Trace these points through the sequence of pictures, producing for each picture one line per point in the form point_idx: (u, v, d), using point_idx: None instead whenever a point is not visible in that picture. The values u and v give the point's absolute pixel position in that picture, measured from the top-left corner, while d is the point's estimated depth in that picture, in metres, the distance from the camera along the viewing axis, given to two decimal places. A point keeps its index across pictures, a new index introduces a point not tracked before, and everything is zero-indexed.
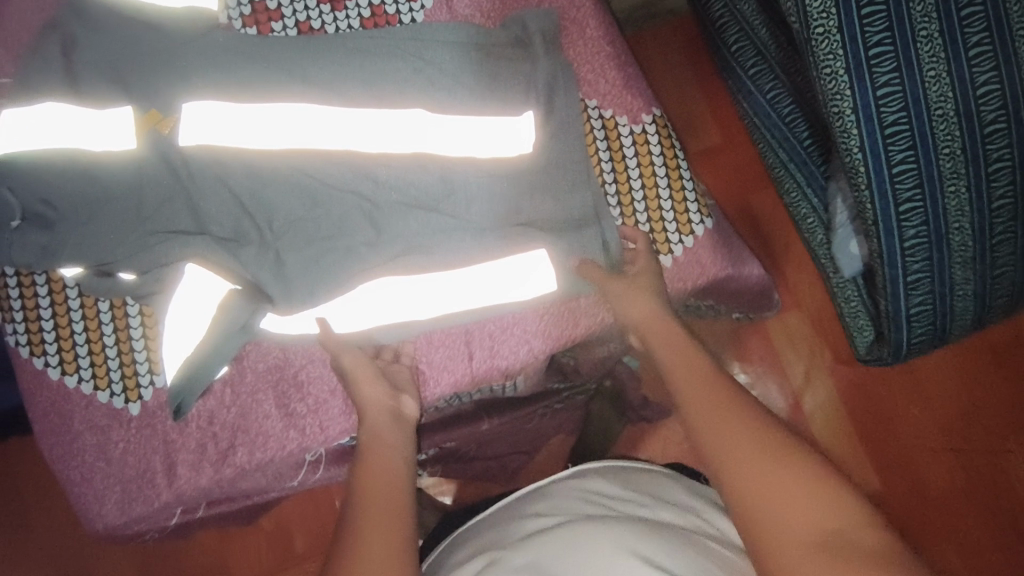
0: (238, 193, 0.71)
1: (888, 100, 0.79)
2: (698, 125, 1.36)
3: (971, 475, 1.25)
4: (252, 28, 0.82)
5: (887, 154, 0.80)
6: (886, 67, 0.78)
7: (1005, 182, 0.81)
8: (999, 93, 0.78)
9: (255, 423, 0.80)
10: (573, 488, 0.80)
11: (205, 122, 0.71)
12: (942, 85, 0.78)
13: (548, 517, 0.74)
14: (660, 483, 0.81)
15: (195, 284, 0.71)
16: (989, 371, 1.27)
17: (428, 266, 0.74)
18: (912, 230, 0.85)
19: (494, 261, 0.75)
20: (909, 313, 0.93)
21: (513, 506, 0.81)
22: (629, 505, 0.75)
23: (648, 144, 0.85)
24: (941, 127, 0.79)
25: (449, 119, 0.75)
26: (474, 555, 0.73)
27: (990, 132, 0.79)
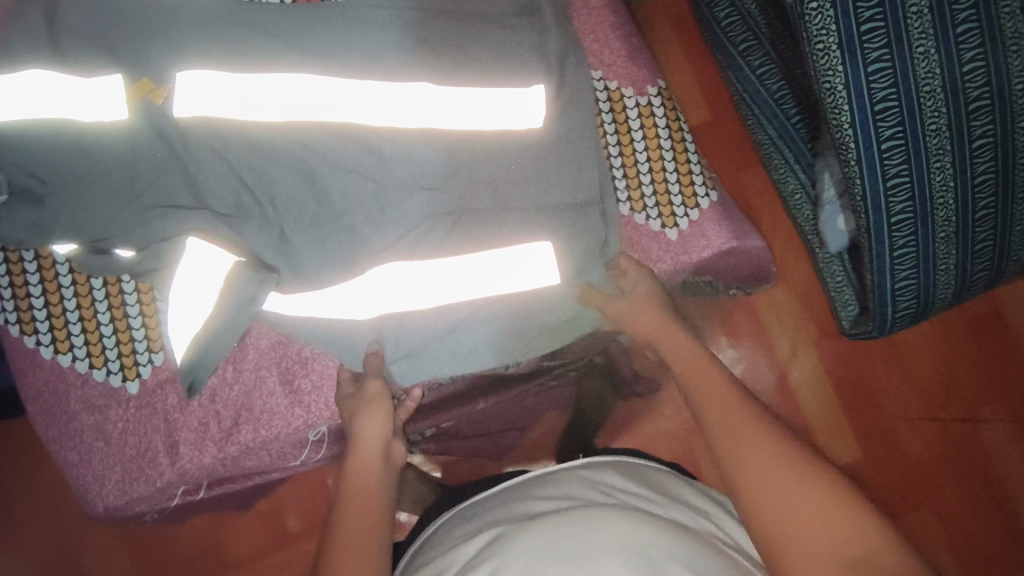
0: (237, 167, 0.69)
1: (878, 77, 0.79)
2: (689, 104, 1.36)
3: (948, 440, 1.30)
4: None
5: (876, 130, 0.81)
6: (875, 44, 0.78)
7: (987, 158, 0.84)
8: (984, 70, 0.79)
9: (258, 400, 0.79)
10: (584, 476, 0.82)
11: (201, 92, 0.69)
12: (930, 61, 0.79)
13: (560, 500, 0.76)
14: (672, 484, 0.83)
15: (196, 259, 0.69)
16: (964, 344, 1.32)
17: (435, 245, 0.73)
18: (899, 206, 0.86)
19: (502, 246, 0.75)
20: (896, 286, 0.95)
21: (522, 487, 0.83)
22: (640, 498, 0.77)
23: (653, 117, 0.85)
24: (928, 103, 0.81)
25: (456, 90, 0.73)
26: (477, 531, 0.75)
27: (974, 109, 0.81)
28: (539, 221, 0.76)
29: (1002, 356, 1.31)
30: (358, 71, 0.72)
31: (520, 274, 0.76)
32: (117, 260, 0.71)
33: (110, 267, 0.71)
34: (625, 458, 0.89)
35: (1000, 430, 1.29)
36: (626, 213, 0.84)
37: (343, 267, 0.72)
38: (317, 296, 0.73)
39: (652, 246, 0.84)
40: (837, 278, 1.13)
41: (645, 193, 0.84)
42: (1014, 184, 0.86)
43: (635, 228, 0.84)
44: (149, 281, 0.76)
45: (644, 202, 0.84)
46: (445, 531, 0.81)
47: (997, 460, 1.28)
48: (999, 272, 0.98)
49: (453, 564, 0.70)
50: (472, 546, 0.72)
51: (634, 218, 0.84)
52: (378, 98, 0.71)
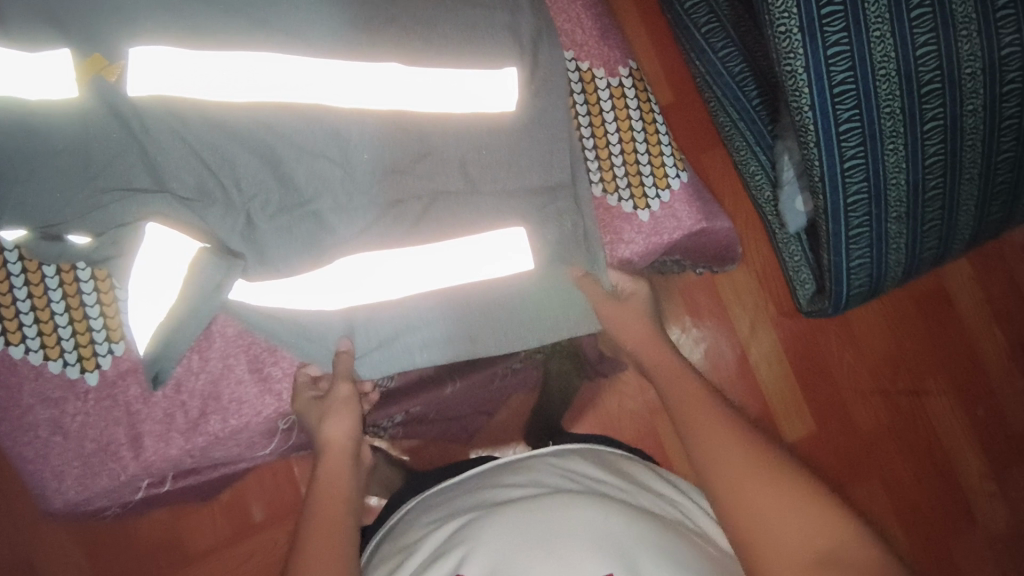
0: (200, 151, 0.67)
1: (837, 61, 0.82)
2: (655, 86, 1.36)
3: (895, 413, 1.37)
4: None
5: (835, 113, 0.84)
6: (835, 27, 0.80)
7: (937, 141, 0.88)
8: (935, 54, 0.83)
9: (227, 389, 0.78)
10: (554, 464, 0.83)
11: (158, 70, 0.66)
12: (885, 46, 0.82)
13: (531, 487, 0.77)
14: (639, 473, 0.85)
15: (156, 246, 0.67)
16: (910, 320, 1.38)
17: (404, 234, 0.72)
18: (854, 187, 0.89)
19: (473, 233, 0.74)
20: (851, 265, 0.98)
21: (492, 474, 0.83)
22: (608, 485, 0.78)
23: (625, 98, 0.85)
24: (884, 87, 0.84)
25: (428, 70, 0.71)
26: (448, 516, 0.75)
27: (928, 92, 0.85)
28: (512, 209, 0.75)
29: (945, 331, 1.39)
30: (324, 48, 0.69)
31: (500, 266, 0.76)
32: (69, 246, 0.67)
33: (65, 253, 0.68)
34: (593, 446, 0.90)
35: (942, 400, 1.37)
36: (599, 194, 0.83)
37: (311, 256, 0.70)
38: (286, 285, 0.71)
39: (623, 228, 0.84)
40: (796, 258, 1.17)
41: (617, 174, 0.83)
42: (961, 165, 0.91)
43: (607, 211, 0.83)
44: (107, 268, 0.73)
45: (616, 183, 0.83)
46: (414, 515, 0.81)
47: (939, 428, 1.37)
48: (946, 251, 1.03)
49: (425, 549, 0.70)
50: (443, 530, 0.72)
51: (606, 199, 0.83)
52: (345, 77, 0.69)
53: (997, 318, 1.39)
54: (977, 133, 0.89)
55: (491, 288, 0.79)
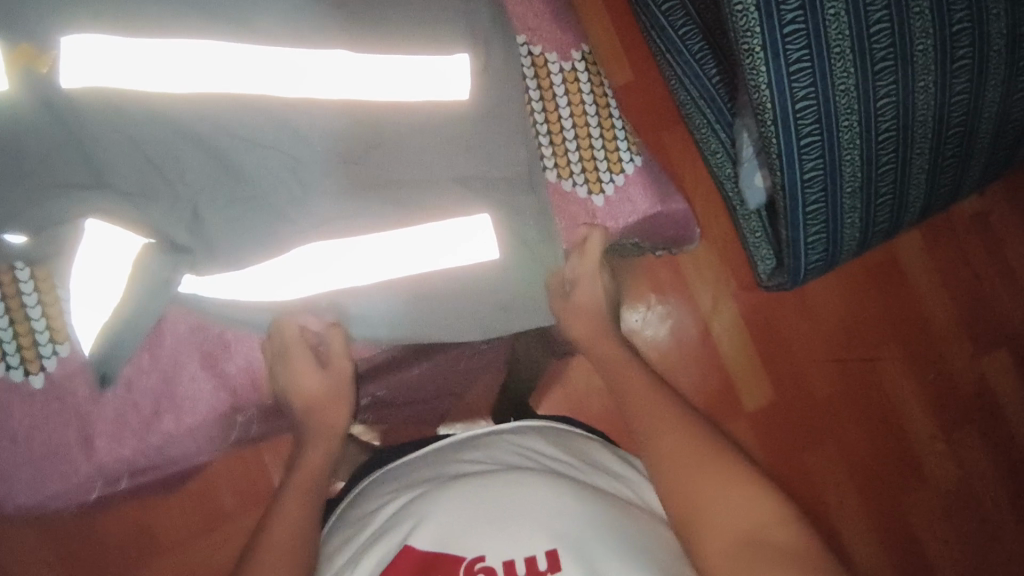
0: (142, 143, 0.65)
1: (793, 39, 0.82)
2: (613, 68, 1.36)
3: (850, 381, 1.41)
4: None
5: (791, 91, 0.84)
6: (790, 6, 0.81)
7: (890, 117, 0.90)
8: (889, 31, 0.85)
9: (181, 386, 0.78)
10: (511, 440, 0.84)
11: (91, 61, 0.63)
12: (840, 23, 0.83)
13: (486, 464, 0.78)
14: (593, 450, 0.86)
15: (102, 243, 0.66)
16: (865, 291, 1.42)
17: (357, 228, 0.71)
18: (810, 163, 0.90)
19: (427, 223, 0.73)
20: (807, 240, 1.01)
21: (450, 451, 0.84)
22: (562, 463, 0.79)
23: (578, 84, 0.86)
24: (838, 64, 0.85)
25: (376, 57, 0.69)
26: (402, 490, 0.76)
27: (881, 69, 0.86)
28: (465, 194, 0.74)
29: (898, 300, 1.43)
30: (269, 34, 0.67)
31: (454, 256, 0.75)
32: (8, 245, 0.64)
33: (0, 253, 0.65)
34: (551, 424, 0.91)
35: (894, 366, 1.42)
36: (554, 180, 0.85)
37: (256, 248, 0.68)
38: (232, 278, 0.70)
39: (578, 210, 0.86)
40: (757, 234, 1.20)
41: (571, 160, 0.84)
42: (913, 140, 0.93)
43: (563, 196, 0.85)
44: (49, 266, 0.71)
45: (571, 168, 0.85)
46: (371, 489, 0.82)
47: (891, 393, 1.42)
48: (898, 221, 1.06)
49: (376, 522, 0.73)
50: (395, 503, 0.74)
51: (561, 184, 0.85)
52: (291, 64, 0.68)
53: (948, 286, 1.43)
54: (928, 108, 0.91)
55: (449, 279, 0.77)
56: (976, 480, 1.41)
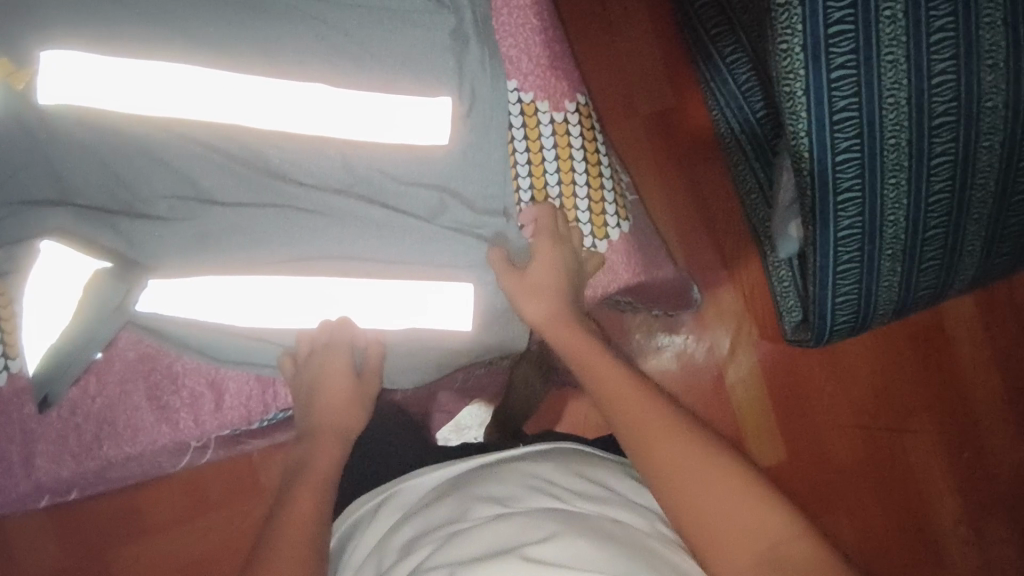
0: (109, 159, 0.64)
1: (842, 86, 0.66)
2: (650, 90, 1.26)
3: (874, 452, 1.27)
4: None
5: (832, 141, 0.67)
6: (842, 48, 0.65)
7: (944, 177, 0.71)
8: (954, 84, 0.67)
9: (123, 414, 0.68)
10: (518, 471, 0.63)
11: (68, 76, 0.63)
12: (897, 71, 0.66)
13: (497, 508, 0.58)
14: (617, 481, 0.64)
15: (53, 266, 0.62)
16: (903, 354, 1.29)
17: (314, 268, 0.67)
18: (846, 222, 0.72)
19: (399, 282, 0.68)
20: (835, 301, 0.80)
21: (451, 485, 0.64)
22: (586, 502, 0.59)
23: (569, 137, 0.71)
24: (890, 116, 0.67)
25: (360, 94, 0.67)
26: (415, 540, 0.58)
27: (939, 125, 0.68)
28: (438, 241, 0.69)
29: (939, 370, 1.29)
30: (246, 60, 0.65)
31: (426, 316, 0.70)
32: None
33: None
34: (562, 447, 0.70)
35: (926, 441, 1.27)
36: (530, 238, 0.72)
37: (209, 252, 0.65)
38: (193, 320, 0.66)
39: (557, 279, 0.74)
40: (784, 284, 1.08)
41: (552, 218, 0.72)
42: (968, 205, 0.73)
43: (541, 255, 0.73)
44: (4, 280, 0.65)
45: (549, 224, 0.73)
46: (380, 532, 0.64)
47: (919, 471, 1.27)
48: (942, 291, 0.85)
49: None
50: (415, 556, 0.56)
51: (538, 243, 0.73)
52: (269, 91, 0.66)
53: (999, 363, 1.29)
54: (992, 172, 0.71)
55: (420, 345, 0.72)
56: None
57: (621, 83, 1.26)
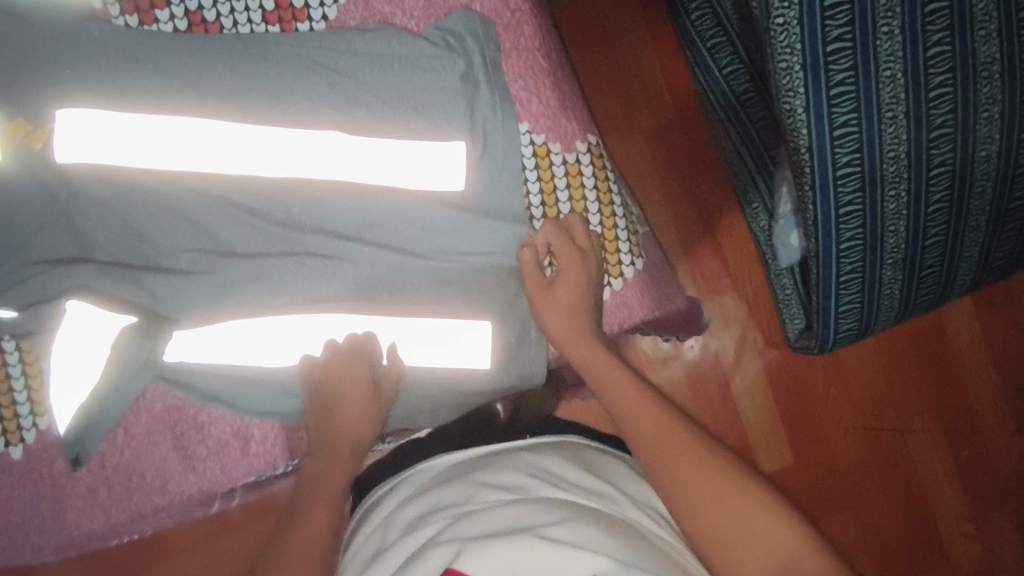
0: (130, 217, 0.65)
1: (841, 102, 0.65)
2: (650, 104, 1.26)
3: (875, 452, 1.27)
4: (133, 17, 0.67)
5: (833, 156, 0.67)
6: (841, 65, 0.64)
7: (943, 187, 0.71)
8: (951, 96, 0.67)
9: (151, 465, 0.69)
10: (527, 462, 0.65)
11: (86, 134, 0.64)
12: (896, 86, 0.65)
13: (505, 493, 0.60)
14: (622, 481, 0.66)
15: (79, 325, 0.64)
16: (902, 355, 1.29)
17: (337, 310, 0.68)
18: (848, 233, 0.72)
19: (422, 318, 0.70)
20: (838, 310, 0.81)
21: (458, 472, 0.66)
22: (590, 494, 0.61)
23: (582, 177, 0.72)
24: (890, 130, 0.67)
25: (374, 139, 0.67)
26: (421, 520, 0.60)
27: (937, 137, 0.68)
28: (453, 284, 0.70)
29: (941, 372, 1.29)
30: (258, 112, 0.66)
31: (448, 351, 0.71)
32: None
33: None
34: (566, 441, 0.70)
35: (926, 441, 1.28)
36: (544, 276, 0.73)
37: (231, 298, 0.66)
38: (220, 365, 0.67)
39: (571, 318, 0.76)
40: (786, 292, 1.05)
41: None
42: (966, 212, 0.74)
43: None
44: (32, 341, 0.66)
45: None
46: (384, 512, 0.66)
47: (920, 468, 1.28)
48: (943, 294, 0.85)
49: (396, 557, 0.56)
50: (420, 534, 0.57)
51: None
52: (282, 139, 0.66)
53: (994, 359, 1.29)
54: (988, 182, 0.72)
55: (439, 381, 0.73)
56: (1000, 571, 1.27)
57: (620, 98, 1.25)
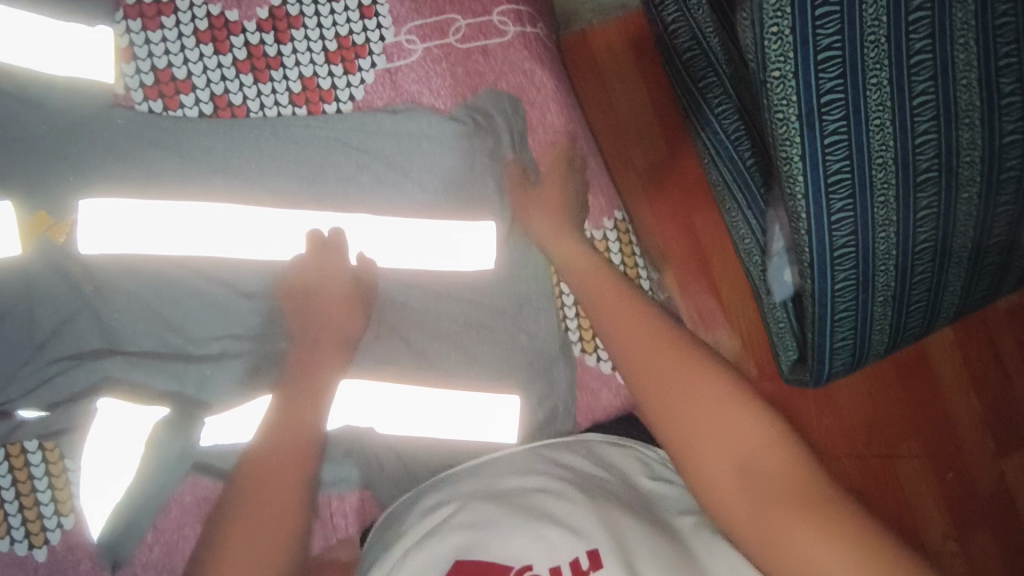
0: (159, 309, 0.64)
1: (835, 151, 0.63)
2: (645, 139, 1.18)
3: (868, 478, 1.17)
4: (157, 102, 0.65)
5: (828, 205, 0.65)
6: (835, 115, 0.61)
7: (929, 228, 0.71)
8: (936, 142, 0.66)
9: (182, 560, 0.65)
10: (542, 451, 0.62)
11: (108, 225, 0.62)
12: (885, 134, 0.64)
13: (518, 478, 0.58)
14: (645, 477, 0.60)
15: (111, 426, 0.62)
16: (890, 385, 1.19)
17: (381, 388, 0.67)
18: (843, 274, 0.71)
19: (457, 395, 0.68)
20: (832, 346, 0.79)
21: (472, 465, 0.63)
22: (604, 482, 0.58)
23: (610, 255, 0.74)
24: (880, 176, 0.66)
25: (405, 222, 0.67)
26: (440, 503, 0.57)
27: (922, 181, 0.68)
28: (488, 366, 0.68)
29: (926, 402, 1.19)
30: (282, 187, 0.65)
31: (477, 427, 0.68)
32: (25, 421, 0.62)
33: (16, 429, 0.62)
34: (584, 436, 0.66)
35: (913, 466, 1.18)
36: (576, 354, 0.72)
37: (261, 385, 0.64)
38: None
39: (600, 392, 0.72)
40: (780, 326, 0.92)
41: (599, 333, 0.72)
42: (950, 251, 0.74)
43: (584, 373, 0.72)
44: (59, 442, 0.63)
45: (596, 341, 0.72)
46: (402, 506, 0.62)
47: (909, 494, 1.18)
48: (928, 324, 0.84)
49: (414, 536, 0.54)
50: (439, 513, 0.55)
51: (583, 359, 0.72)
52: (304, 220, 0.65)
53: (976, 386, 1.19)
54: (971, 221, 0.71)
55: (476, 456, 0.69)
56: None
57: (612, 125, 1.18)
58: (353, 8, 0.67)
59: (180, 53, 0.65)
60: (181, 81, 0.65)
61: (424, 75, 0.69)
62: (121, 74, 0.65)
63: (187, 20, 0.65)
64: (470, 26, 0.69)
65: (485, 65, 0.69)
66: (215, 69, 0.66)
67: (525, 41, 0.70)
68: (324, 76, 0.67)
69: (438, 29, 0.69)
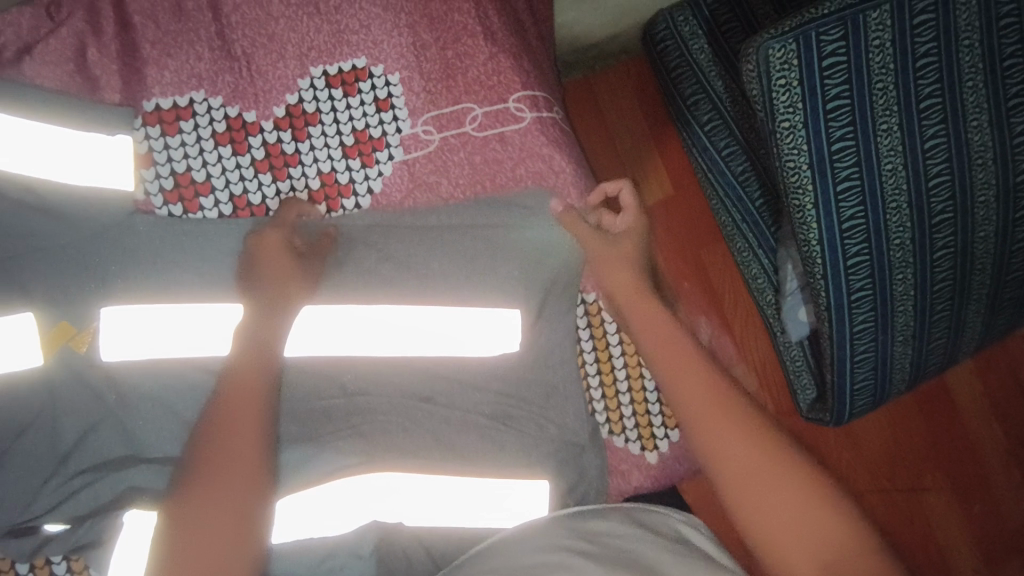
0: (183, 413, 0.67)
1: (847, 197, 0.66)
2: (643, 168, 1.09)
3: (894, 517, 1.07)
4: (177, 206, 0.72)
5: (843, 248, 0.67)
6: (846, 162, 0.64)
7: (946, 267, 0.71)
8: (950, 184, 0.67)
9: None
10: (569, 528, 0.58)
11: (129, 333, 0.67)
12: (898, 177, 0.65)
13: (548, 555, 0.53)
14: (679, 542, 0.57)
15: (138, 532, 0.66)
16: (910, 419, 1.08)
17: (413, 483, 0.68)
18: (861, 316, 0.71)
19: (473, 483, 0.68)
20: (854, 388, 0.78)
21: (492, 547, 0.58)
22: (640, 553, 0.53)
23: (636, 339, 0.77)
24: (895, 219, 0.67)
25: (424, 311, 0.69)
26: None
27: (939, 222, 0.68)
28: (510, 452, 0.69)
29: (946, 438, 1.08)
30: (293, 274, 0.66)
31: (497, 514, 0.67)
32: (52, 535, 0.66)
33: (44, 544, 0.66)
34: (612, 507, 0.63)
35: (940, 499, 1.07)
36: (605, 437, 0.76)
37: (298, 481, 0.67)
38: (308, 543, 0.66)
39: (631, 473, 0.76)
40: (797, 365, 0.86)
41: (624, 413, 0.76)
42: (970, 288, 0.73)
43: (613, 454, 0.76)
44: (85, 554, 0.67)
45: (623, 423, 0.76)
46: None
47: (937, 531, 1.07)
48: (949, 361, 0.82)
49: None
50: None
51: (612, 440, 0.76)
52: (273, 275, 0.65)
53: (997, 411, 1.09)
54: (989, 258, 0.72)
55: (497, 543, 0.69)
56: None
57: (612, 158, 1.09)
58: (370, 103, 0.73)
59: (199, 157, 0.72)
60: (200, 183, 0.72)
61: (441, 167, 0.74)
62: (141, 180, 0.72)
63: (206, 124, 0.72)
64: (487, 114, 0.73)
65: (500, 159, 0.73)
66: (233, 172, 0.73)
67: (542, 126, 0.72)
68: (342, 170, 0.73)
69: (455, 119, 0.73)
